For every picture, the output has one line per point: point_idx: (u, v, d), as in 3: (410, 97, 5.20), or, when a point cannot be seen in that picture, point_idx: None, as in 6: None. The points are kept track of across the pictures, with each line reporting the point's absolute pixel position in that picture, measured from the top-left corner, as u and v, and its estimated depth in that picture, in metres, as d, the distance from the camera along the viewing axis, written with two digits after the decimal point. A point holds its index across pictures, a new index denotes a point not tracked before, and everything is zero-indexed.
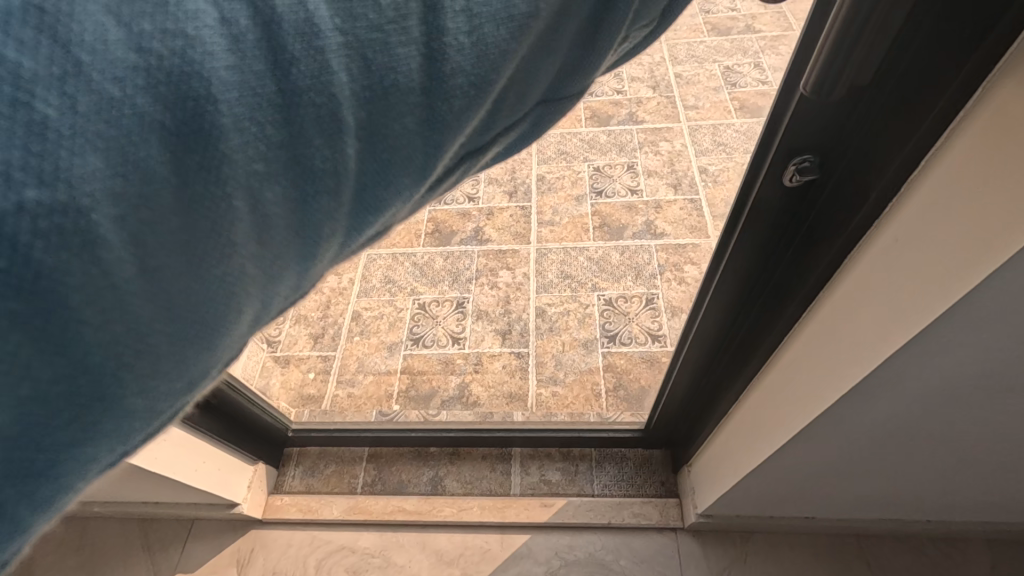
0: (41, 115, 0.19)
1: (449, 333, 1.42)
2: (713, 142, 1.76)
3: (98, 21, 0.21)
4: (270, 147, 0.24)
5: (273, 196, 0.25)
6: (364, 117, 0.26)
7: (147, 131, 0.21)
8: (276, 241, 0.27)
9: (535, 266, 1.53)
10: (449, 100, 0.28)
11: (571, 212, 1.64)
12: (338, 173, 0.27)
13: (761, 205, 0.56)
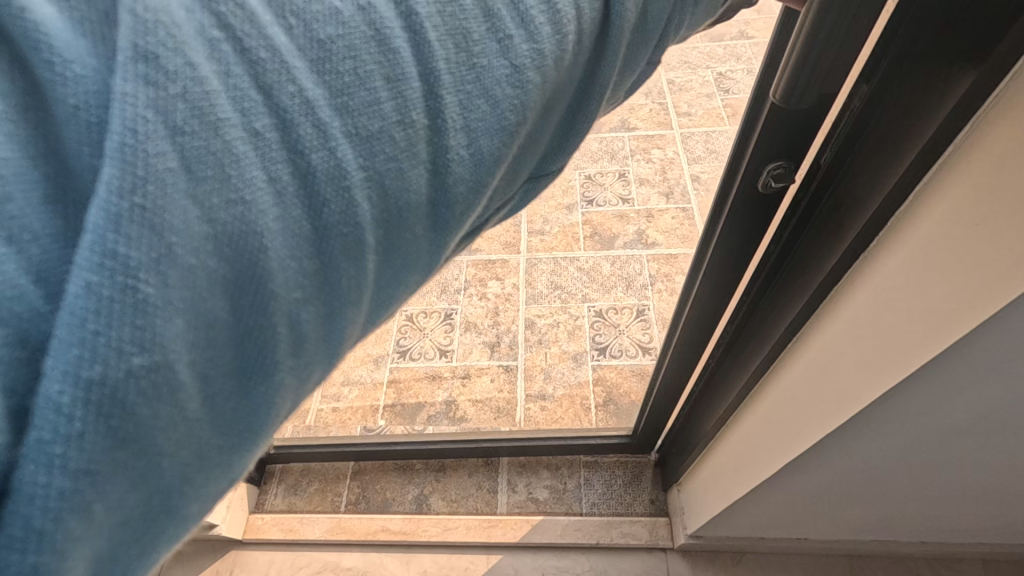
0: (143, 295, 0.20)
1: (436, 346, 1.40)
2: (705, 150, 1.74)
3: (182, 204, 0.21)
4: (291, 280, 0.24)
5: (300, 324, 0.25)
6: (384, 237, 0.26)
7: (212, 287, 0.22)
8: (305, 366, 0.26)
9: (525, 276, 1.51)
10: (460, 205, 0.27)
11: (562, 220, 1.61)
12: (365, 288, 0.26)
13: (734, 219, 0.53)
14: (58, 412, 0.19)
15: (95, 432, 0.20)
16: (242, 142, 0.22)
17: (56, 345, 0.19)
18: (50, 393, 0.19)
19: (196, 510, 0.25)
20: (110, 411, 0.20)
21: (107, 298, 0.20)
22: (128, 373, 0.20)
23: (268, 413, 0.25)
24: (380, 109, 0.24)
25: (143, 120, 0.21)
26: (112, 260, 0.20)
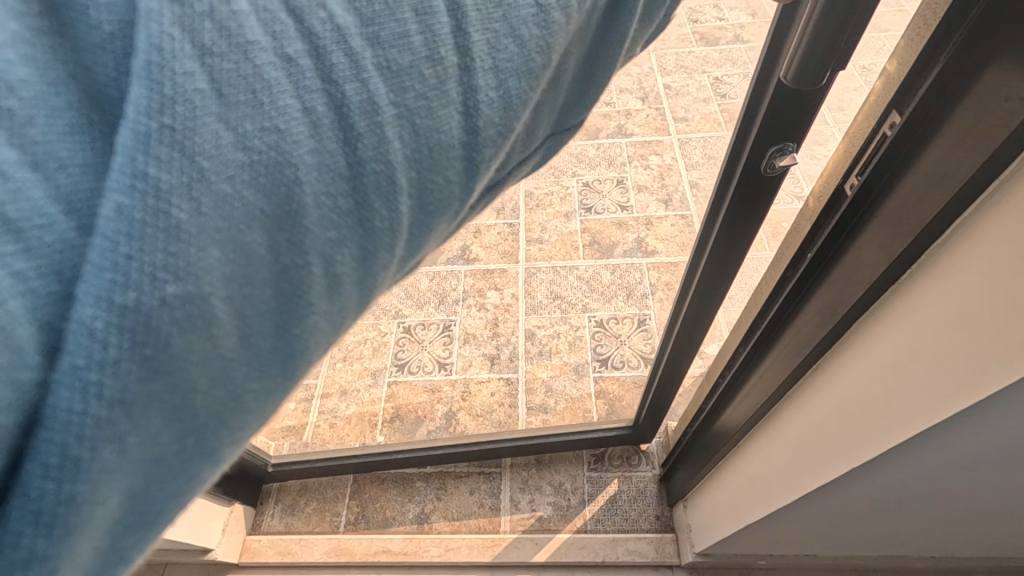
0: (175, 221, 0.20)
1: (435, 358, 1.38)
2: (703, 156, 1.73)
3: (212, 127, 0.20)
4: (322, 217, 0.23)
5: (333, 269, 0.24)
6: (415, 178, 0.24)
7: (249, 219, 0.21)
8: (334, 316, 0.25)
9: (524, 286, 1.49)
10: (490, 146, 0.26)
11: (560, 229, 1.60)
12: (399, 232, 0.25)
13: (747, 191, 0.58)
14: (94, 336, 0.19)
15: (129, 360, 0.19)
16: (274, 68, 0.21)
17: (90, 267, 0.19)
18: (86, 318, 0.19)
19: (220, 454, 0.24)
20: (146, 338, 0.19)
21: (142, 225, 0.19)
22: (162, 301, 0.19)
23: (301, 358, 0.24)
24: (404, 41, 0.23)
25: (169, 38, 0.20)
26: (142, 182, 0.19)
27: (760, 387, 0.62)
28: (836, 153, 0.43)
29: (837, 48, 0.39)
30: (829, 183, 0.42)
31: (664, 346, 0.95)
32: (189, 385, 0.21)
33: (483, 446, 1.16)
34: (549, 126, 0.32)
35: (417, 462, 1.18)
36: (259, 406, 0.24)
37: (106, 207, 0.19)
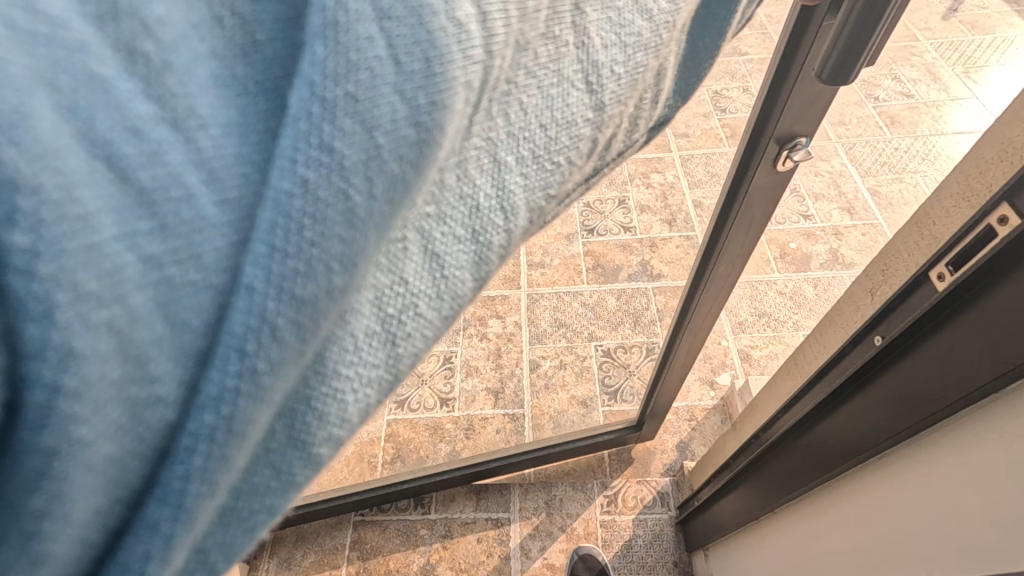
0: (352, 205, 0.23)
1: (436, 394, 1.32)
2: (706, 173, 1.70)
3: (388, 98, 0.23)
4: (434, 196, 0.29)
5: (425, 243, 0.30)
6: (515, 160, 0.30)
7: (399, 186, 0.25)
8: (428, 287, 0.30)
9: (527, 313, 1.43)
10: (582, 141, 0.33)
11: (563, 251, 1.54)
12: (500, 214, 0.31)
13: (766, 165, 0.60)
14: (266, 315, 0.22)
15: (286, 340, 0.23)
16: (445, 33, 0.24)
17: (258, 250, 0.22)
18: (254, 300, 0.22)
19: (312, 418, 0.28)
20: (307, 323, 0.23)
21: (322, 212, 0.23)
22: (326, 289, 0.23)
23: (401, 342, 0.29)
24: (546, 38, 0.30)
25: (355, 10, 0.23)
26: (328, 158, 0.23)
27: (794, 454, 0.60)
28: (913, 241, 0.39)
29: (871, 39, 0.40)
30: (912, 264, 0.39)
31: (670, 340, 0.95)
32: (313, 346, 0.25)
33: (487, 466, 1.14)
34: (612, 158, 0.37)
35: (415, 492, 1.14)
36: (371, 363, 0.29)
37: (273, 184, 0.22)
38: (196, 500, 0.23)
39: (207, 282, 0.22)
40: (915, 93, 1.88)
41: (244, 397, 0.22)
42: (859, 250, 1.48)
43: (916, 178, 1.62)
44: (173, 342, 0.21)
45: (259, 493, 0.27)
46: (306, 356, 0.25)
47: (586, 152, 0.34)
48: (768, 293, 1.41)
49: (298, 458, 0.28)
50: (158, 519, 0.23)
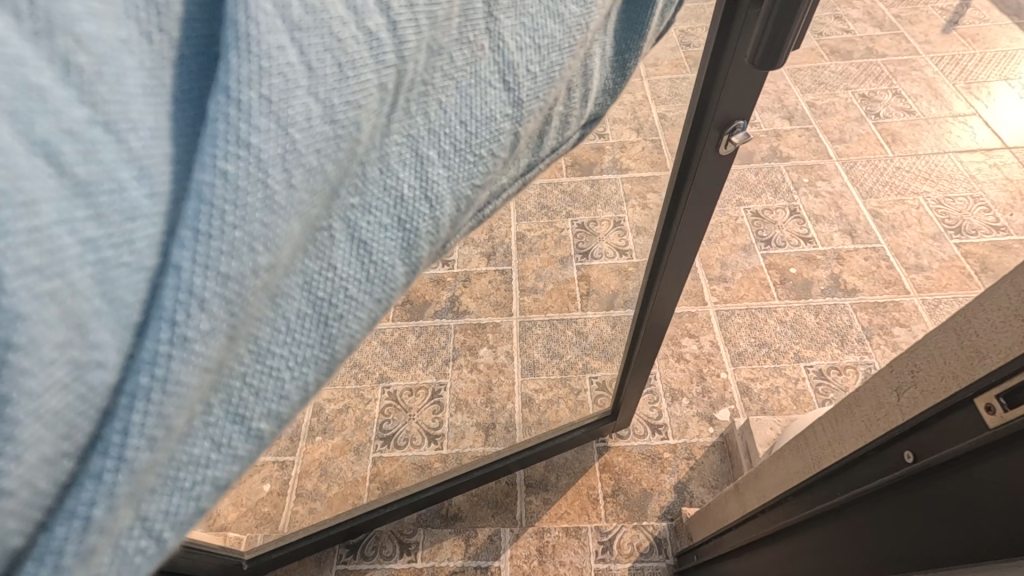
0: (272, 192, 0.22)
1: (424, 430, 1.28)
2: None
3: (302, 101, 0.22)
4: (354, 191, 0.27)
5: (354, 233, 0.28)
6: (437, 147, 0.30)
7: (311, 183, 0.24)
8: (361, 283, 0.28)
9: (519, 343, 1.40)
10: (504, 135, 0.32)
11: (556, 276, 1.53)
12: (423, 203, 0.29)
13: (708, 153, 0.61)
14: (193, 290, 0.21)
15: (217, 312, 0.22)
16: (357, 41, 0.24)
17: (184, 233, 0.21)
18: (181, 278, 0.21)
19: (248, 393, 0.26)
20: (235, 296, 0.22)
21: (242, 199, 0.22)
22: (253, 267, 0.22)
23: (342, 344, 0.28)
24: (460, 43, 0.29)
25: (266, 14, 0.22)
26: (246, 152, 0.21)
27: (797, 539, 0.55)
28: (948, 348, 0.35)
29: (793, 29, 0.44)
30: (949, 383, 0.34)
31: (636, 324, 0.98)
32: (235, 347, 0.24)
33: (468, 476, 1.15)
34: (546, 155, 0.40)
35: (404, 511, 1.14)
36: (303, 359, 0.27)
37: (197, 178, 0.21)
38: (137, 453, 0.21)
39: (139, 265, 0.20)
40: (916, 108, 1.83)
41: (177, 361, 0.21)
42: (861, 276, 1.43)
43: (918, 199, 1.57)
44: (113, 316, 0.20)
45: (200, 465, 0.24)
46: (226, 357, 0.23)
47: (509, 146, 0.33)
48: (768, 321, 1.37)
49: (237, 433, 0.25)
50: (102, 469, 0.20)
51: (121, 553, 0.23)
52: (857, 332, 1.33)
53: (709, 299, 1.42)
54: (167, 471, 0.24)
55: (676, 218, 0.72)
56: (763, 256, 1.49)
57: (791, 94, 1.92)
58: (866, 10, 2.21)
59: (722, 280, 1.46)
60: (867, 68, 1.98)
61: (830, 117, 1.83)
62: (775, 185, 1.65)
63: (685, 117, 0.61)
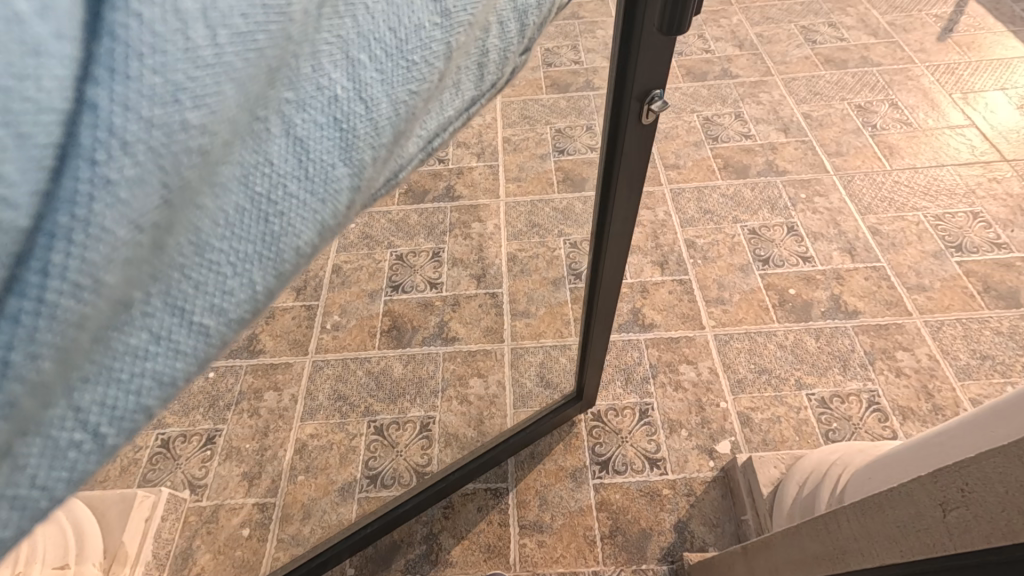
0: (195, 44, 0.25)
1: (412, 466, 1.23)
2: (699, 210, 1.61)
3: None
4: (289, 92, 0.31)
5: (291, 131, 0.32)
6: (372, 55, 0.34)
7: (241, 55, 0.27)
8: (302, 180, 0.32)
9: (510, 370, 1.35)
10: (437, 44, 0.36)
11: (548, 299, 1.46)
12: (360, 105, 0.34)
13: (633, 120, 0.72)
14: (114, 130, 0.23)
15: (141, 158, 0.24)
16: None
17: (99, 72, 0.23)
18: (99, 115, 0.23)
19: (187, 286, 0.30)
20: (162, 147, 0.25)
21: (163, 47, 0.24)
22: (182, 123, 0.25)
23: (283, 238, 0.33)
24: None
25: None
26: (164, 1, 0.24)
27: None
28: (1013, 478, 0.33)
29: None
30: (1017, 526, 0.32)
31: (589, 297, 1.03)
32: (165, 229, 0.27)
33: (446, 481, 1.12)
34: (488, 90, 0.45)
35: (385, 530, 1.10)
36: (241, 247, 0.31)
37: (111, 18, 0.23)
38: (59, 298, 0.23)
39: (49, 105, 0.22)
40: (912, 119, 1.79)
41: (101, 206, 0.23)
42: (862, 297, 1.39)
43: (918, 215, 1.54)
44: (26, 153, 0.21)
45: (137, 356, 0.29)
46: (156, 239, 0.27)
47: (444, 57, 0.37)
48: (768, 346, 1.33)
49: (176, 324, 0.30)
50: (20, 310, 0.23)
51: (53, 443, 0.27)
52: (859, 356, 1.29)
53: (706, 322, 1.38)
54: (105, 353, 0.28)
55: (613, 185, 0.82)
56: (760, 276, 1.45)
57: (786, 105, 1.88)
58: (859, 17, 2.18)
59: (720, 302, 1.41)
60: (863, 77, 1.94)
61: (826, 129, 1.79)
62: (772, 201, 1.61)
63: (610, 89, 0.72)
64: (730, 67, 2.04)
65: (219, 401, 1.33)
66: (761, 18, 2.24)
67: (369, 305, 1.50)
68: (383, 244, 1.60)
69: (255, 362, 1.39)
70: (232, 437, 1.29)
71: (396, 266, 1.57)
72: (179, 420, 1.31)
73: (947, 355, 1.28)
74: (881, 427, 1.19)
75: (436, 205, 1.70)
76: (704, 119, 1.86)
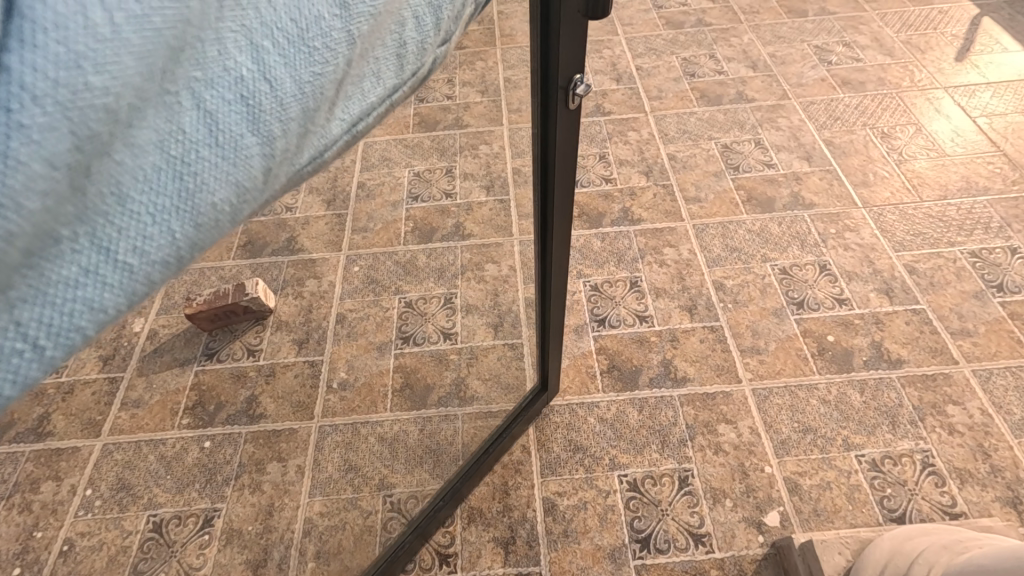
0: (93, 22, 0.25)
1: (434, 547, 1.14)
2: (725, 248, 1.53)
3: None
4: (195, 68, 0.30)
5: (201, 103, 0.31)
6: (276, 36, 0.33)
7: (142, 29, 0.26)
8: (214, 147, 0.32)
9: (535, 434, 1.25)
10: (337, 33, 0.35)
11: (572, 350, 1.36)
12: (266, 84, 0.33)
13: (562, 105, 0.78)
14: (25, 85, 0.23)
15: (52, 109, 0.24)
16: None
17: (10, 43, 0.23)
18: (11, 75, 0.23)
19: (112, 229, 0.29)
20: (71, 103, 0.24)
21: (64, 23, 0.24)
22: (87, 85, 0.25)
23: (203, 196, 0.32)
24: None
25: None
26: None
27: None
28: None
29: None
30: None
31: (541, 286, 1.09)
32: (84, 178, 0.27)
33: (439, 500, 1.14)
34: (408, 79, 0.46)
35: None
36: (163, 203, 0.30)
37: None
38: None
39: None
40: (937, 144, 1.73)
41: (17, 143, 0.23)
42: (905, 344, 1.31)
43: (956, 252, 1.47)
44: None
45: (69, 286, 0.28)
46: (78, 185, 0.27)
47: (348, 43, 0.36)
48: (811, 402, 1.24)
49: (104, 262, 0.29)
50: None
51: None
52: (908, 412, 1.21)
53: (744, 376, 1.29)
54: (42, 293, 0.27)
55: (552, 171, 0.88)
56: (796, 321, 1.37)
57: (806, 131, 1.81)
58: (873, 36, 2.12)
59: (755, 351, 1.33)
60: (883, 100, 1.88)
61: (851, 157, 1.72)
62: (801, 238, 1.53)
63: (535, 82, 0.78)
64: (744, 89, 1.97)
65: (217, 475, 1.24)
66: (773, 36, 2.17)
67: (378, 360, 1.39)
68: (390, 289, 1.52)
69: (255, 429, 1.29)
70: (232, 518, 1.19)
71: (406, 314, 1.46)
72: (172, 499, 1.21)
73: (1000, 409, 1.20)
74: (939, 493, 1.11)
75: (447, 244, 1.62)
76: (723, 147, 1.78)
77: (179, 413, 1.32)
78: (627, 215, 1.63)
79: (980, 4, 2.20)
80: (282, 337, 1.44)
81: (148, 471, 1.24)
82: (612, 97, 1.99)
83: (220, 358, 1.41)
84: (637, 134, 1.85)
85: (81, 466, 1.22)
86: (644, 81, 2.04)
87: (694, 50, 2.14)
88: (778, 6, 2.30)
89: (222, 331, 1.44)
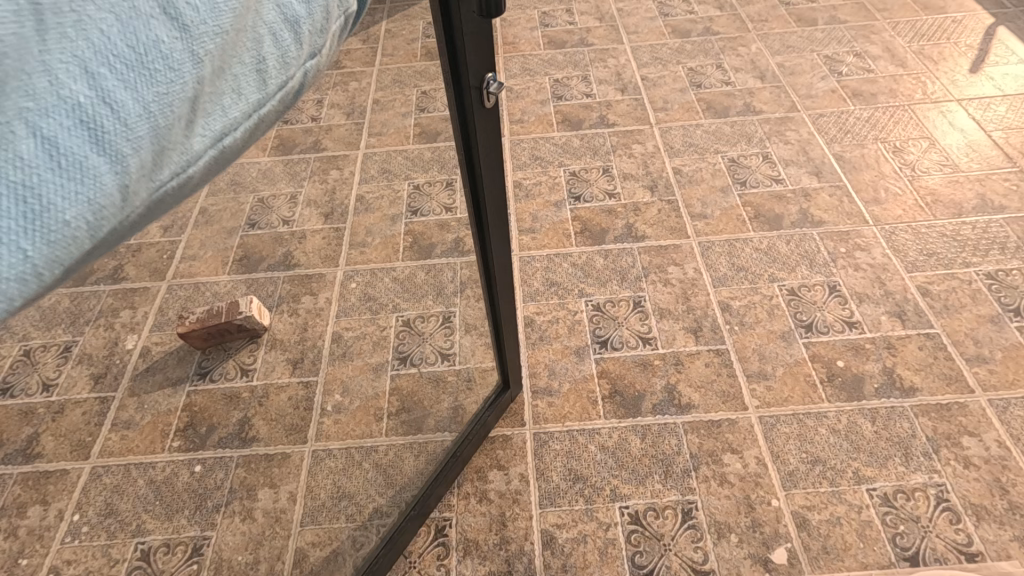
0: None
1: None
2: (731, 266, 1.49)
3: None
4: (19, 96, 0.28)
5: (36, 132, 0.28)
6: (114, 58, 0.31)
7: None
8: (55, 172, 0.29)
9: (534, 462, 1.20)
10: (180, 54, 0.34)
11: (572, 373, 1.32)
12: (109, 106, 0.31)
13: (478, 109, 0.79)
14: None
15: None
16: None
17: None
18: None
19: None
20: None
21: None
22: None
23: (55, 223, 0.30)
24: None
25: None
26: None
27: None
28: None
29: None
30: None
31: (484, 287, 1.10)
32: None
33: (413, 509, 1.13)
34: (278, 93, 0.43)
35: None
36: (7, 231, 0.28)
37: None
38: None
39: None
40: (950, 160, 1.69)
41: None
42: (918, 370, 1.27)
43: (971, 273, 1.42)
44: None
45: None
46: None
47: (197, 62, 0.35)
48: (820, 431, 1.20)
49: None
50: None
51: None
52: (922, 444, 1.17)
53: (750, 403, 1.25)
54: None
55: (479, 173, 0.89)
56: (805, 345, 1.33)
57: (816, 145, 1.76)
58: (884, 46, 2.07)
59: (762, 377, 1.28)
60: (895, 114, 1.84)
61: (861, 173, 1.67)
62: (810, 257, 1.49)
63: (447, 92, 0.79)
64: (752, 101, 1.92)
65: (206, 501, 1.21)
66: (781, 45, 2.12)
67: (374, 381, 1.35)
68: (388, 308, 1.48)
69: (247, 453, 1.26)
70: (221, 547, 1.17)
71: (403, 334, 1.43)
72: (160, 526, 1.18)
73: (1018, 441, 1.16)
74: (954, 531, 1.06)
75: (446, 260, 1.53)
76: (730, 161, 1.74)
77: (170, 435, 1.29)
78: (631, 231, 1.59)
79: (994, 13, 2.15)
80: (276, 356, 1.40)
81: (137, 495, 1.22)
82: (616, 108, 1.95)
83: (212, 378, 1.38)
84: (642, 147, 1.81)
85: (70, 490, 1.19)
86: (649, 91, 2.00)
87: (701, 60, 2.09)
88: (787, 14, 2.25)
89: (215, 350, 1.41)
